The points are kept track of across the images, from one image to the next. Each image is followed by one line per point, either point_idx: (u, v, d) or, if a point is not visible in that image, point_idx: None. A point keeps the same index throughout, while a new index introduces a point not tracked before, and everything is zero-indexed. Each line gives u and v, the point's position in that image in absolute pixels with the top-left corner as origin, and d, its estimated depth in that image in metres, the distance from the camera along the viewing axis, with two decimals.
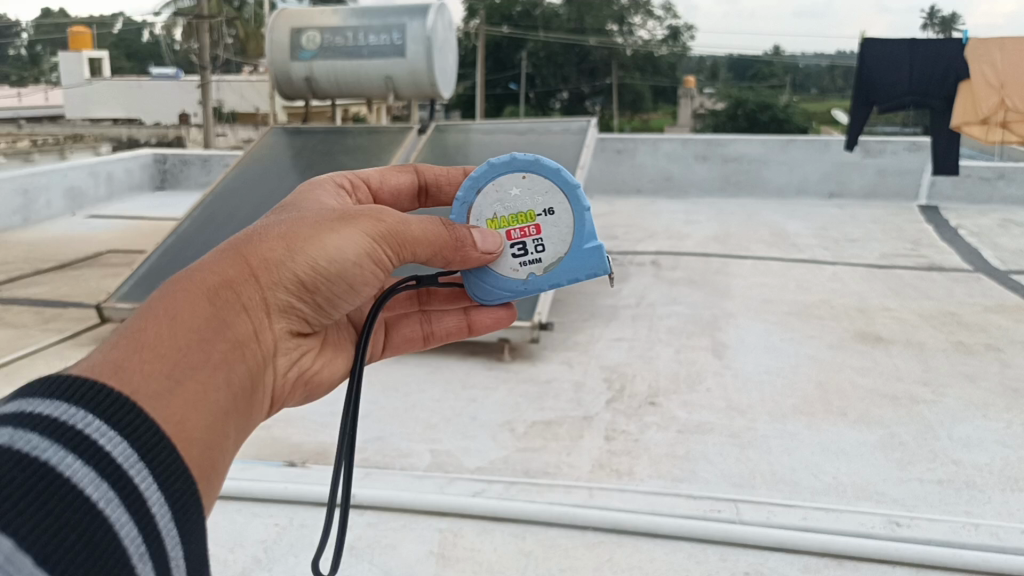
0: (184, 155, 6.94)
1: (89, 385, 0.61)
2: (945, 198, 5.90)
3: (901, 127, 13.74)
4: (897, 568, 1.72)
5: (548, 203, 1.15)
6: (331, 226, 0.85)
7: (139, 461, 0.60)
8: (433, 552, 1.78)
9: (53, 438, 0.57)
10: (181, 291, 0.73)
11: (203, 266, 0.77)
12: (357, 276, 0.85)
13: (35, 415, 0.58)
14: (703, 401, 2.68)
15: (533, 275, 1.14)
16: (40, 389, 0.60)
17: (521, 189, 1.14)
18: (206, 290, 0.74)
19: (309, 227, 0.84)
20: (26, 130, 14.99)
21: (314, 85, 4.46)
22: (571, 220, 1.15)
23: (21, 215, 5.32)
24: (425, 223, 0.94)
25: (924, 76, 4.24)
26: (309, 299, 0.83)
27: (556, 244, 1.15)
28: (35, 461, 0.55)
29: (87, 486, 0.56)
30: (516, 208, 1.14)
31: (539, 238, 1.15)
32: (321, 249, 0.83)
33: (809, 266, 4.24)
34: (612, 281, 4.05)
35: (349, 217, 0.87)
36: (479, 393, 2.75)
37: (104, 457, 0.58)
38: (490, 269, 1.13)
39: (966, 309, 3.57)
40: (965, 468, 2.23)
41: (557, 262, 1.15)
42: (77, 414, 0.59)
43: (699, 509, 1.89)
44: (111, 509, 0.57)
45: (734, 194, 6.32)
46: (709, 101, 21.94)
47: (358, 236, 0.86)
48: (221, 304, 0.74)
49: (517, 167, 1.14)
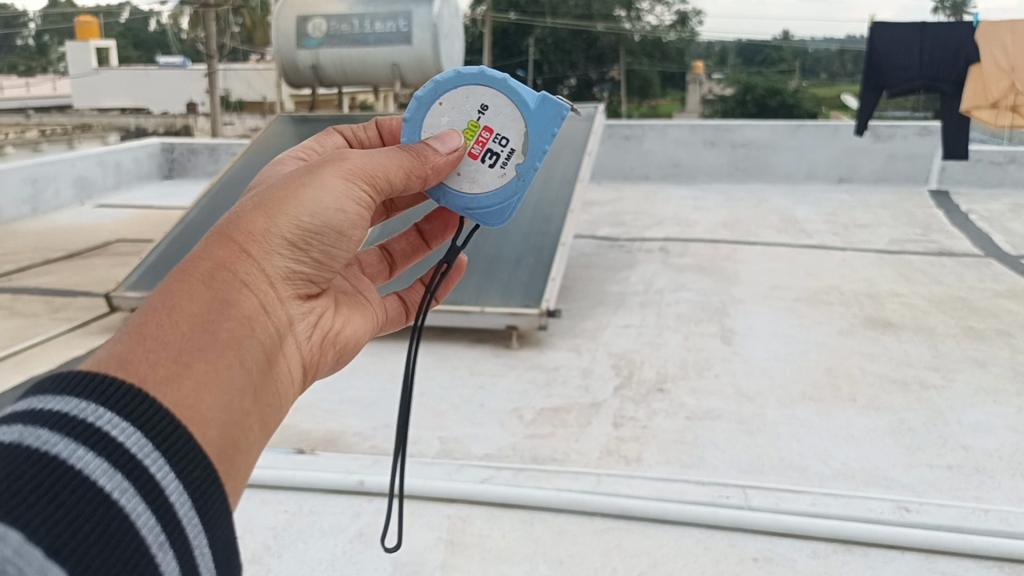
0: (192, 145, 6.93)
1: (94, 380, 0.60)
2: (955, 182, 5.87)
3: (912, 112, 13.64)
4: (906, 554, 1.71)
5: (478, 104, 1.10)
6: (304, 182, 0.83)
7: (154, 450, 0.59)
8: (443, 539, 1.79)
9: (64, 432, 0.57)
10: (175, 284, 0.72)
11: (194, 255, 0.75)
12: (347, 222, 0.84)
13: (46, 411, 0.58)
14: (711, 388, 2.68)
15: (520, 164, 1.10)
16: (51, 386, 0.60)
17: (448, 114, 1.09)
18: (198, 276, 0.72)
19: (283, 189, 0.82)
20: (34, 120, 15.01)
21: (320, 73, 4.46)
22: (507, 98, 1.10)
23: (30, 205, 5.34)
24: (398, 160, 0.93)
25: (935, 60, 4.21)
26: (306, 260, 0.82)
27: (513, 126, 1.10)
28: (44, 455, 0.56)
29: (100, 478, 0.56)
30: (458, 128, 1.09)
31: (498, 134, 1.10)
32: (300, 205, 0.81)
33: (818, 252, 4.23)
34: (620, 268, 4.05)
35: (319, 170, 0.85)
36: (487, 380, 2.75)
37: (118, 448, 0.58)
38: (487, 194, 1.10)
39: (976, 294, 3.56)
40: (975, 454, 2.23)
41: (527, 139, 1.10)
42: (87, 408, 0.59)
43: (707, 495, 1.89)
44: (125, 498, 0.57)
45: (742, 180, 6.30)
46: (718, 86, 21.89)
47: (331, 183, 0.84)
48: (218, 285, 0.73)
49: (428, 101, 1.09)
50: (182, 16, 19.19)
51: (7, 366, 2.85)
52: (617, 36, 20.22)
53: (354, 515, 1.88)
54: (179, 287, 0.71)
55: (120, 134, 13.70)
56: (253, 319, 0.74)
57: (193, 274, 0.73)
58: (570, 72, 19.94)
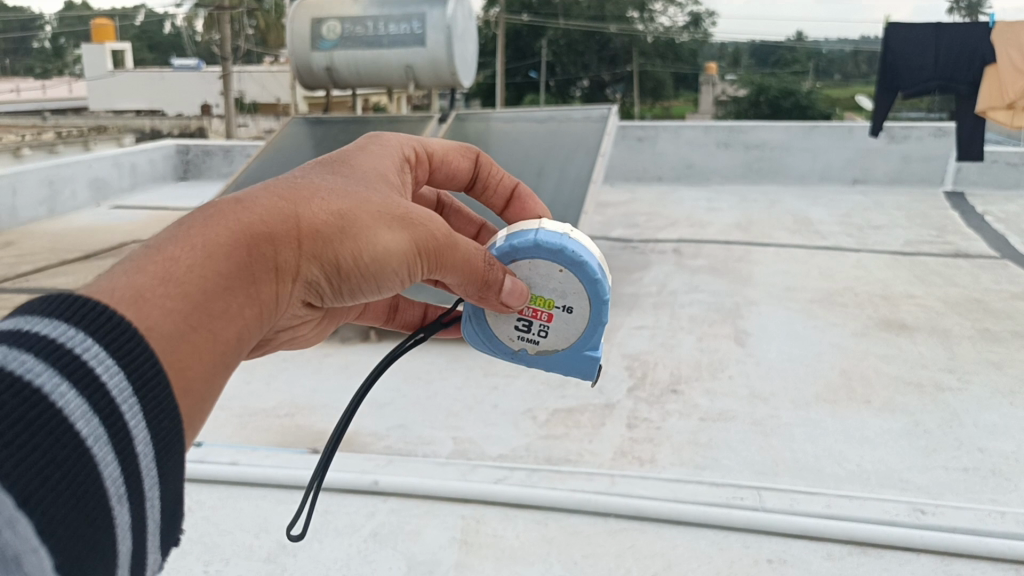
0: (206, 146, 6.97)
1: (92, 307, 0.56)
2: (971, 184, 5.84)
3: (925, 113, 13.57)
4: (921, 556, 1.71)
5: (571, 301, 1.00)
6: (392, 220, 0.78)
7: (133, 396, 0.56)
8: (457, 539, 1.79)
9: (47, 360, 0.52)
10: (225, 230, 0.67)
11: (258, 206, 0.71)
12: (390, 280, 0.77)
13: (31, 333, 0.53)
14: (725, 389, 2.68)
15: (524, 352, 1.03)
16: (40, 306, 0.55)
17: (550, 278, 0.99)
18: (252, 235, 0.69)
19: (371, 214, 0.76)
20: (51, 122, 15.09)
21: (334, 75, 4.47)
22: (583, 328, 1.01)
23: (47, 206, 5.39)
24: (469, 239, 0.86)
25: (949, 62, 4.17)
26: (335, 287, 0.76)
27: (560, 339, 1.01)
28: (27, 386, 0.51)
29: (77, 421, 0.52)
30: (538, 288, 0.99)
31: (545, 326, 1.01)
32: (371, 241, 0.75)
33: (833, 253, 4.21)
34: (633, 269, 4.04)
35: (414, 217, 0.80)
36: (501, 381, 2.75)
37: (99, 387, 0.54)
38: (485, 325, 1.01)
39: (992, 296, 3.53)
40: (992, 456, 2.21)
41: (551, 353, 1.02)
42: (75, 336, 0.54)
43: (722, 496, 1.88)
44: (98, 447, 0.53)
45: (756, 181, 6.28)
46: (730, 87, 21.87)
47: (412, 239, 0.78)
48: (255, 258, 0.68)
49: (557, 257, 0.97)
50: (196, 18, 19.38)
51: None
52: (629, 37, 20.27)
53: (368, 514, 1.88)
54: (235, 236, 0.68)
55: (135, 135, 13.87)
56: (262, 311, 0.69)
57: (252, 231, 0.69)
58: (583, 74, 20.09)
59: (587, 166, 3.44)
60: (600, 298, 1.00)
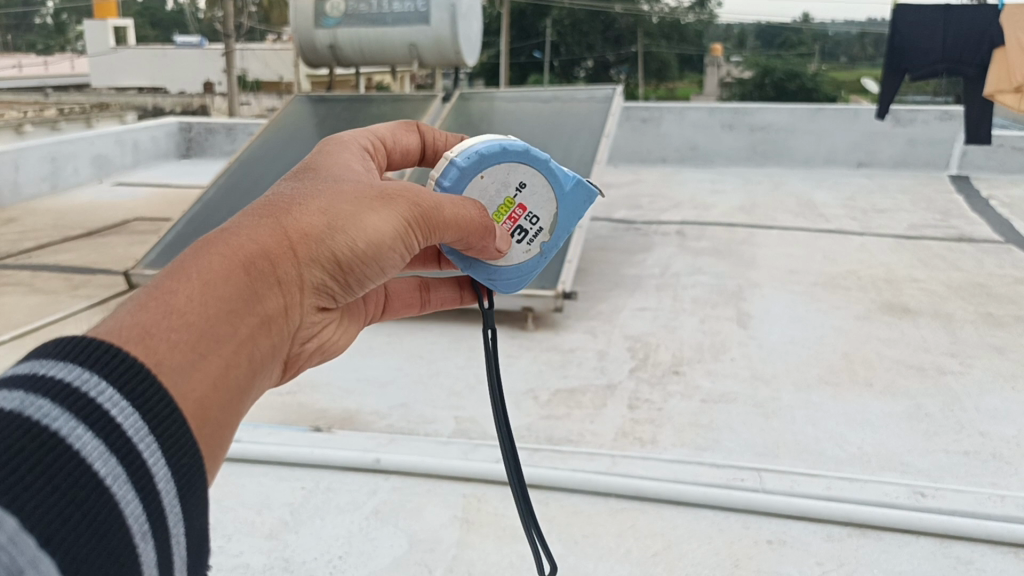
0: (209, 124, 6.96)
1: (97, 346, 0.58)
2: (976, 168, 5.81)
3: (932, 97, 13.44)
4: (921, 539, 1.71)
5: (517, 181, 1.09)
6: (370, 203, 0.81)
7: (149, 434, 0.57)
8: (458, 517, 1.80)
9: (64, 405, 0.54)
10: (214, 256, 0.70)
11: (243, 231, 0.73)
12: (385, 264, 0.81)
13: (47, 378, 0.55)
14: (728, 371, 2.68)
15: (544, 244, 1.12)
16: (54, 350, 0.57)
17: (489, 188, 1.07)
18: (246, 258, 0.71)
19: (349, 202, 0.79)
20: (52, 98, 15.01)
21: (338, 52, 4.45)
22: (545, 179, 1.11)
23: (49, 182, 5.38)
24: (451, 213, 0.89)
25: (958, 44, 4.13)
26: (340, 279, 0.80)
27: (545, 205, 1.12)
28: (45, 430, 0.53)
29: (95, 463, 0.54)
30: (496, 205, 1.08)
31: (530, 212, 1.11)
32: (358, 227, 0.78)
33: (837, 236, 4.20)
34: (636, 250, 4.04)
35: (388, 194, 0.83)
36: (503, 361, 2.76)
37: (115, 429, 0.55)
38: (507, 268, 1.09)
39: (996, 280, 3.52)
40: (993, 440, 2.21)
41: (555, 217, 1.12)
42: (89, 379, 0.56)
43: (722, 477, 1.88)
44: (117, 486, 0.54)
45: (760, 164, 6.26)
46: (736, 69, 21.67)
47: (395, 220, 0.82)
48: (255, 276, 0.71)
49: (471, 173, 1.05)
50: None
51: (28, 342, 2.88)
52: (635, 17, 20.17)
53: (370, 492, 1.89)
54: (226, 262, 0.70)
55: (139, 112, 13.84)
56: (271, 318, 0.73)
57: (243, 253, 0.71)
58: (589, 54, 20.00)
59: (591, 147, 3.43)
60: (524, 153, 1.08)
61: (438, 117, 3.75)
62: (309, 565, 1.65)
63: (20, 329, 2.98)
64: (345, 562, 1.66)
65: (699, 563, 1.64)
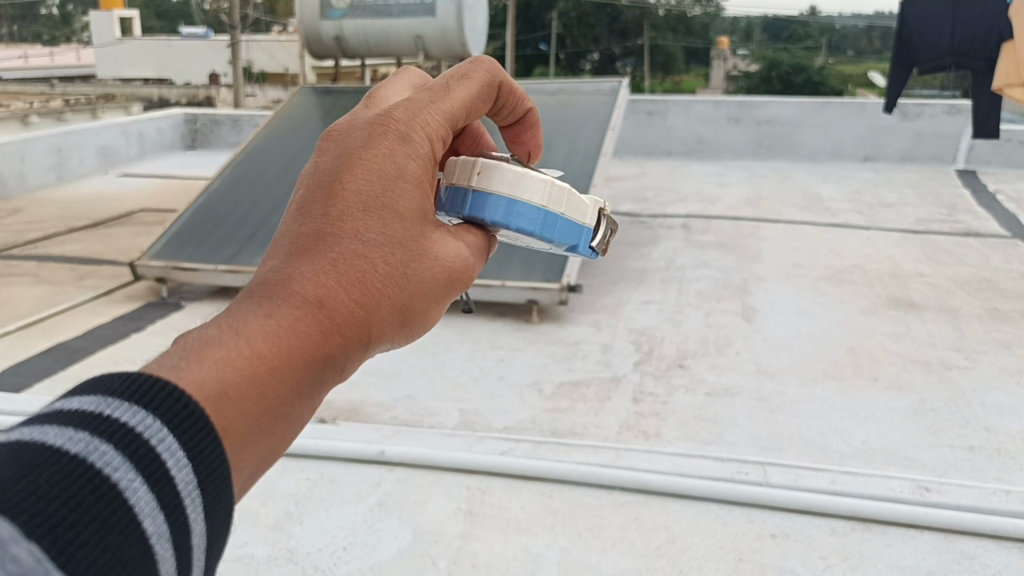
0: (215, 115, 6.97)
1: (168, 393, 0.54)
2: (983, 162, 5.78)
3: (940, 91, 13.41)
4: (925, 533, 1.71)
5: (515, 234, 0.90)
6: (442, 286, 0.74)
7: (195, 487, 0.53)
8: (462, 509, 1.80)
9: (125, 453, 0.50)
10: (294, 361, 0.63)
11: (327, 319, 0.66)
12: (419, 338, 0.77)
13: (111, 419, 0.51)
14: (732, 365, 2.67)
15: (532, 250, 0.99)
16: (121, 389, 0.53)
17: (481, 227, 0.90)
18: (329, 344, 0.66)
19: (425, 291, 0.73)
20: (59, 89, 15.06)
21: (343, 44, 4.44)
22: (549, 244, 0.91)
23: (55, 173, 5.39)
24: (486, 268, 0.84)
25: (966, 37, 4.03)
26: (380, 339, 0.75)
27: (542, 247, 0.94)
28: (104, 480, 0.49)
29: (145, 518, 0.49)
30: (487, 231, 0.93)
31: (524, 243, 0.95)
32: (420, 321, 0.73)
33: (842, 230, 4.19)
34: (641, 244, 4.03)
35: (459, 273, 0.76)
36: (507, 354, 2.76)
37: (167, 482, 0.51)
38: None
39: (1002, 275, 3.51)
40: (998, 435, 2.21)
41: (548, 252, 0.96)
42: (150, 426, 0.52)
43: (727, 471, 1.88)
44: (160, 544, 0.50)
45: (766, 157, 6.25)
46: (741, 63, 21.65)
47: (450, 298, 0.77)
48: (324, 377, 0.66)
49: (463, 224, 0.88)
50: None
51: (33, 332, 2.88)
52: (641, 10, 20.17)
53: (374, 484, 1.89)
54: (309, 349, 0.64)
55: (144, 104, 13.91)
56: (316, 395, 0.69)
57: (327, 337, 0.65)
58: (594, 47, 20.02)
59: (597, 140, 3.43)
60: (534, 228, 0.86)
61: None
62: (313, 556, 1.66)
63: (26, 319, 2.99)
64: (349, 553, 1.67)
65: (702, 556, 1.65)
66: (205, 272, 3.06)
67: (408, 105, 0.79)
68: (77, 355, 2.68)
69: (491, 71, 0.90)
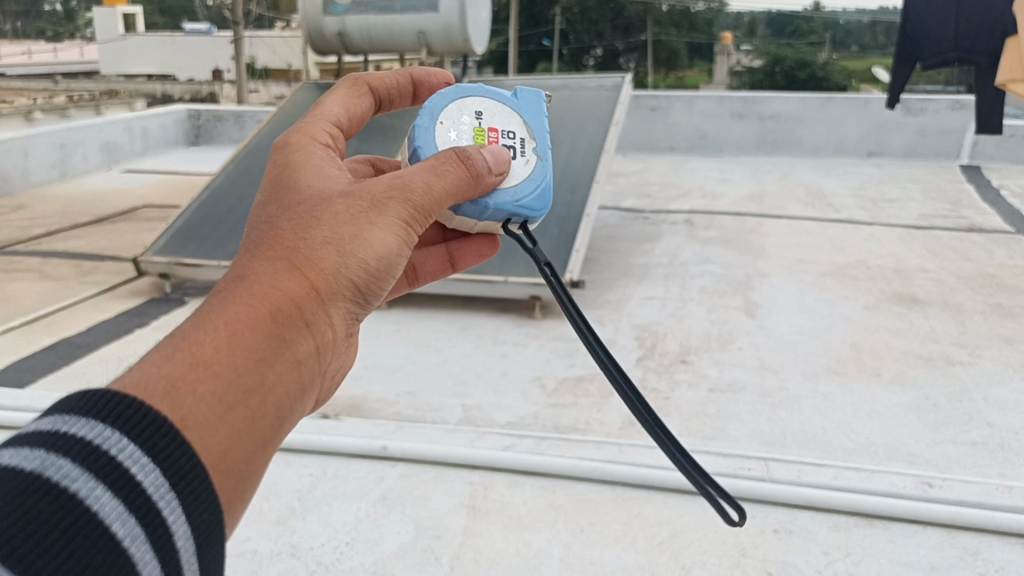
0: (218, 111, 6.97)
1: (123, 402, 0.56)
2: (987, 158, 5.78)
3: (944, 85, 13.37)
4: (928, 529, 1.71)
5: (473, 112, 1.02)
6: (367, 215, 0.73)
7: (169, 489, 0.55)
8: (465, 504, 1.80)
9: (84, 465, 0.53)
10: (222, 322, 0.65)
11: (248, 287, 0.67)
12: (402, 270, 0.76)
13: (69, 435, 0.54)
14: (735, 360, 2.67)
15: (536, 150, 1.02)
16: (77, 405, 0.56)
17: (455, 131, 0.99)
18: (265, 305, 0.66)
19: (347, 220, 0.72)
20: (62, 85, 15.03)
21: (346, 40, 4.44)
22: (494, 101, 1.04)
23: (59, 169, 5.39)
24: (455, 174, 0.81)
25: (971, 32, 3.93)
26: (363, 299, 0.74)
27: (512, 122, 1.03)
28: (62, 492, 0.52)
29: (113, 523, 0.52)
30: (472, 138, 1.00)
31: (504, 131, 1.02)
32: (360, 245, 0.71)
33: (845, 226, 4.19)
34: (644, 239, 4.04)
35: (383, 196, 0.74)
36: (510, 349, 2.76)
37: (134, 487, 0.54)
38: (524, 177, 0.98)
39: (1006, 271, 3.50)
40: (1000, 431, 2.21)
41: (527, 125, 1.04)
42: (111, 437, 0.54)
43: (729, 466, 1.88)
44: (135, 547, 0.53)
45: (770, 153, 6.25)
46: (745, 59, 21.59)
47: (402, 219, 0.74)
48: (271, 329, 0.66)
49: (431, 121, 0.99)
50: None
51: (36, 328, 2.89)
52: (645, 6, 20.12)
53: (377, 479, 1.90)
54: (242, 311, 0.66)
55: (146, 99, 13.93)
56: (300, 366, 0.68)
57: (259, 296, 0.67)
58: (597, 42, 19.99)
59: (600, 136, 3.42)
60: (455, 91, 1.03)
61: None
62: (316, 551, 1.66)
63: (30, 315, 2.99)
64: (351, 547, 1.67)
65: (705, 552, 1.65)
66: (209, 268, 3.07)
67: (299, 136, 0.86)
68: (80, 351, 2.68)
69: (355, 78, 1.01)
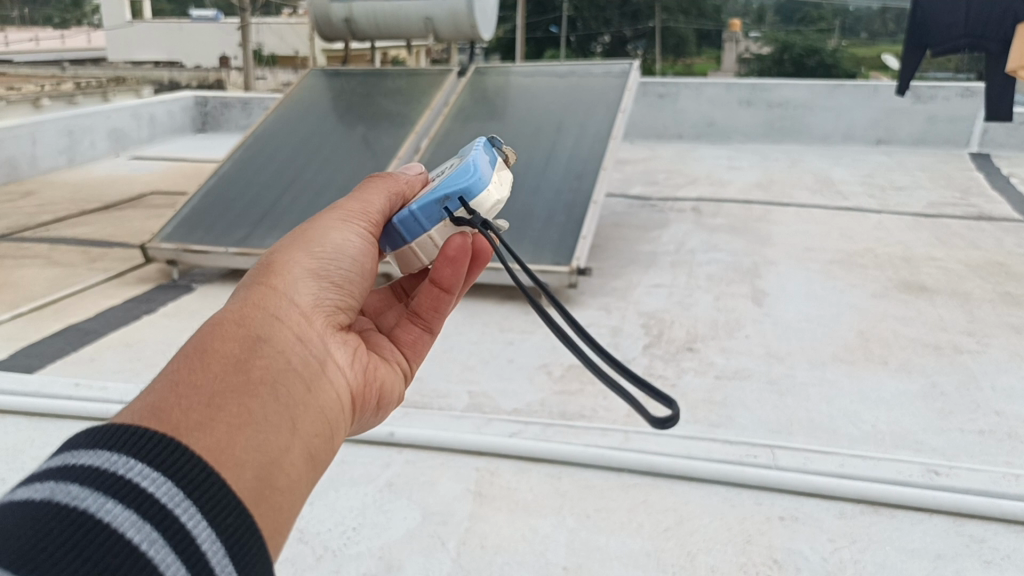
0: (225, 98, 6.96)
1: (128, 429, 0.58)
2: (997, 146, 5.75)
3: (954, 73, 13.27)
4: (935, 517, 1.71)
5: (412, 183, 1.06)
6: (307, 229, 0.86)
7: (185, 498, 0.56)
8: (470, 491, 1.81)
9: (93, 486, 0.54)
10: (197, 341, 0.71)
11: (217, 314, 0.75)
12: (359, 258, 0.86)
13: (78, 466, 0.56)
14: (742, 349, 2.67)
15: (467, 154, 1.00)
16: (84, 441, 0.58)
17: None
18: (234, 313, 0.74)
19: (291, 237, 0.85)
20: (71, 71, 15.06)
21: (353, 26, 4.40)
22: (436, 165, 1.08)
23: (67, 155, 5.40)
24: (375, 181, 0.96)
25: (982, 17, 3.88)
26: (331, 290, 0.83)
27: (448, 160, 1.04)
28: (73, 511, 0.53)
29: (127, 530, 0.53)
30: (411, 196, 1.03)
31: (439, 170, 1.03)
32: (310, 243, 0.84)
33: (854, 214, 4.17)
34: (650, 227, 4.03)
35: (314, 219, 0.89)
36: (516, 337, 2.76)
37: (146, 497, 0.55)
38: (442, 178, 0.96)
39: (1015, 259, 3.49)
40: (1008, 419, 2.20)
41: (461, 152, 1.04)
42: (119, 460, 0.56)
43: (736, 453, 1.88)
44: (155, 550, 0.53)
45: (777, 140, 6.23)
46: (755, 45, 21.45)
47: (338, 222, 0.88)
48: (248, 327, 0.72)
49: None
50: None
51: (45, 314, 2.90)
52: None
53: (384, 465, 1.90)
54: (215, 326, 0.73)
55: (154, 86, 13.92)
56: (286, 350, 0.74)
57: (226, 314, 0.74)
58: (606, 29, 19.92)
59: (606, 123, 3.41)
60: None
61: (454, 94, 3.75)
62: (322, 536, 1.67)
63: (39, 301, 3.00)
64: (358, 533, 1.68)
65: (710, 538, 1.65)
66: (215, 255, 3.06)
67: None
68: (88, 337, 2.69)
69: None
